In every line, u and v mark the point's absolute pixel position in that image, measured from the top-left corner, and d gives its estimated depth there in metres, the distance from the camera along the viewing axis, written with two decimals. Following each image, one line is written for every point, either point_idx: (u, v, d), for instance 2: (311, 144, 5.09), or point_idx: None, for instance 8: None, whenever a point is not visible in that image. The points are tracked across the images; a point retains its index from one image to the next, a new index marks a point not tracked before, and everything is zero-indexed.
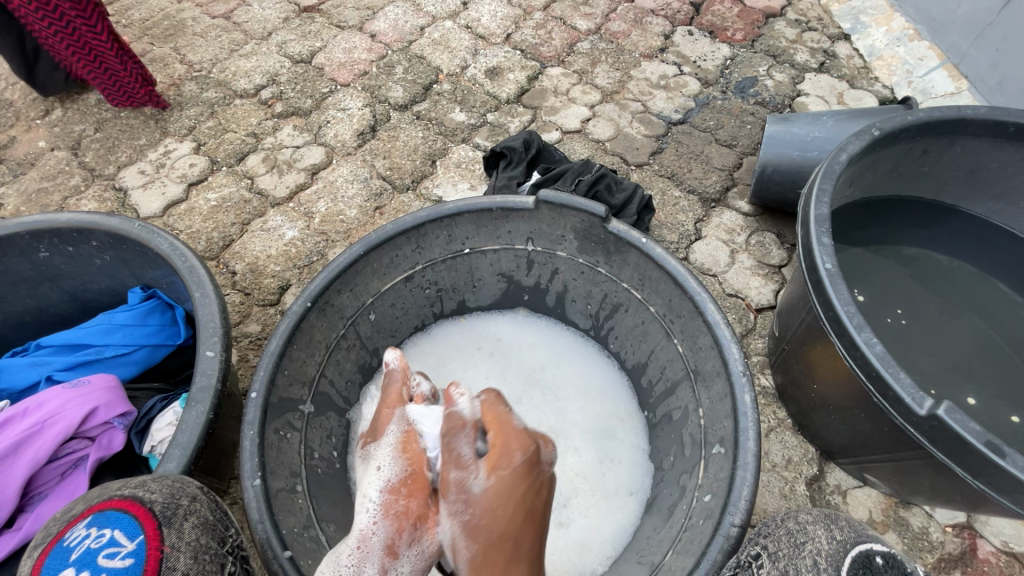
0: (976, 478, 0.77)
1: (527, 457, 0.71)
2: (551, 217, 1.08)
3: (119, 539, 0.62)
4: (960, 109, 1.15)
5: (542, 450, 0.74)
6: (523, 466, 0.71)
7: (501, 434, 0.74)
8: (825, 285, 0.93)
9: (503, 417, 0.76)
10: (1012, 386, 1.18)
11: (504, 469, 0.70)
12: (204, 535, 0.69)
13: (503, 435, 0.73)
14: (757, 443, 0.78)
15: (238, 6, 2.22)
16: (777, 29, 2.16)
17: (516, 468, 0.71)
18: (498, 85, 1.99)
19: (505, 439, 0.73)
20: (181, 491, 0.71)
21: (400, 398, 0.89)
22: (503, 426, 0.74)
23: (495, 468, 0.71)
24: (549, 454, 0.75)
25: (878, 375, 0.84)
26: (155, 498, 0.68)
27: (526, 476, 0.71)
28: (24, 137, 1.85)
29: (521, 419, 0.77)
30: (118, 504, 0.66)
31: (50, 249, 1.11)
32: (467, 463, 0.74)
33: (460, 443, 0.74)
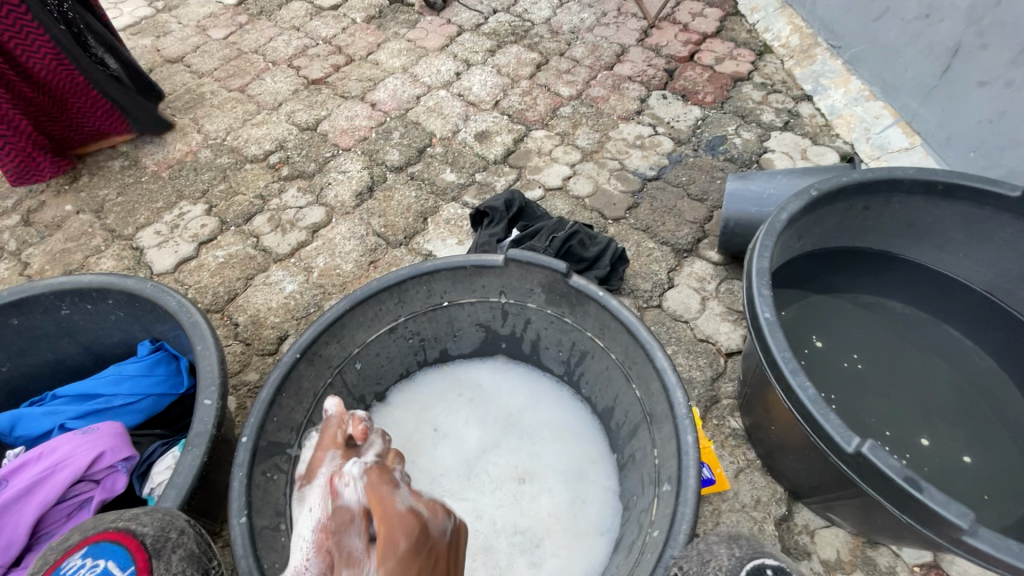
0: (904, 514, 0.84)
1: (413, 539, 0.76)
2: (520, 272, 1.20)
3: (111, 569, 0.70)
4: (892, 170, 1.27)
5: (430, 524, 0.80)
6: (409, 550, 0.75)
7: (382, 521, 0.79)
8: (764, 332, 1.02)
9: (385, 500, 0.82)
10: (965, 426, 1.27)
11: (394, 555, 0.74)
12: (190, 566, 0.77)
13: (387, 520, 0.78)
14: (697, 480, 0.85)
15: (253, 80, 2.45)
16: (744, 91, 2.33)
17: (404, 553, 0.75)
18: (486, 147, 2.16)
19: (389, 524, 0.78)
20: (170, 523, 0.80)
21: (335, 442, 0.97)
22: (385, 512, 0.79)
23: (384, 555, 0.75)
24: (442, 525, 0.82)
25: (811, 416, 0.92)
26: (147, 530, 0.77)
27: (417, 557, 0.76)
28: (52, 201, 2.03)
29: (404, 498, 0.83)
30: (113, 537, 0.74)
31: (71, 306, 1.23)
32: (381, 512, 0.80)
33: (352, 537, 0.79)
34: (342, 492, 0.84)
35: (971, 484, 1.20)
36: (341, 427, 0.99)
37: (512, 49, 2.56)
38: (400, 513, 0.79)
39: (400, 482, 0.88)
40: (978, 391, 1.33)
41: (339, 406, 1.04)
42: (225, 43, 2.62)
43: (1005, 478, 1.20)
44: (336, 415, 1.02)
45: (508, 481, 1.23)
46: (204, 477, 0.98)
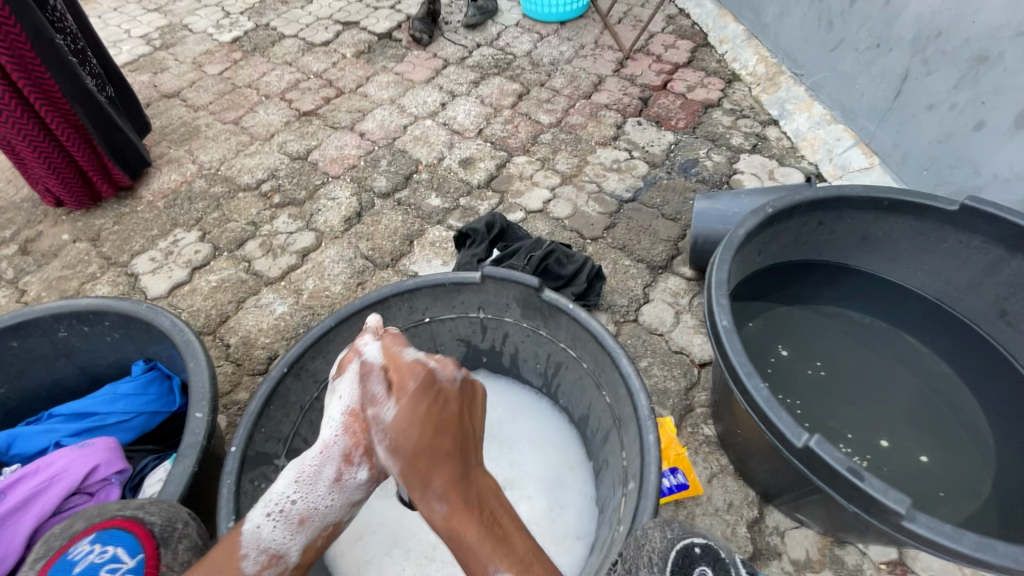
0: (851, 503, 0.89)
1: (422, 378, 0.85)
2: (496, 288, 1.27)
3: (120, 555, 0.78)
4: (842, 188, 1.36)
5: (439, 372, 0.88)
6: (418, 388, 0.84)
7: (396, 370, 0.87)
8: (722, 339, 1.09)
9: (398, 355, 0.90)
10: (922, 427, 1.34)
11: (406, 391, 0.84)
12: (194, 555, 0.86)
13: (399, 367, 0.87)
14: (657, 476, 0.91)
15: (247, 113, 2.56)
16: (714, 117, 2.46)
17: (414, 390, 0.84)
18: (470, 173, 2.26)
19: (402, 370, 0.86)
20: (176, 515, 0.88)
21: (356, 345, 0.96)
22: (397, 362, 0.87)
23: (398, 393, 0.84)
24: (450, 372, 0.89)
25: (764, 414, 0.98)
26: (155, 519, 0.85)
27: (426, 394, 0.84)
28: (50, 231, 2.09)
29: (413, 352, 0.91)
30: (121, 523, 0.83)
31: (68, 328, 1.29)
32: (394, 363, 0.88)
33: (373, 382, 0.87)
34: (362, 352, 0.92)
35: (929, 482, 1.26)
36: (376, 330, 0.99)
37: (494, 81, 2.69)
38: (411, 361, 0.88)
39: (414, 344, 0.95)
40: (936, 394, 1.40)
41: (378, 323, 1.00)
42: (220, 78, 2.75)
43: (962, 475, 1.27)
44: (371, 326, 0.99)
45: None
46: (193, 488, 1.03)
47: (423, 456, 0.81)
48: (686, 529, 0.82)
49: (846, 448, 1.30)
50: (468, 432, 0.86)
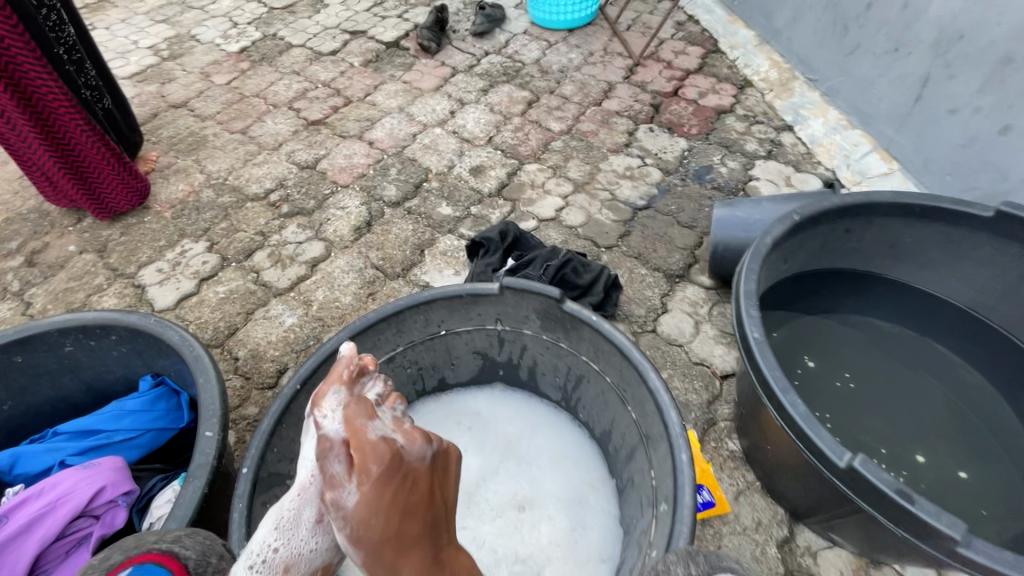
0: (899, 527, 0.84)
1: (386, 465, 0.78)
2: (515, 299, 1.22)
3: None
4: (870, 195, 1.32)
5: (405, 452, 0.80)
6: (382, 476, 0.77)
7: (358, 451, 0.78)
8: (754, 352, 1.05)
9: (360, 429, 0.80)
10: (959, 442, 1.28)
11: (369, 478, 0.77)
12: None
13: (362, 448, 0.78)
14: (692, 499, 0.86)
15: (255, 122, 2.54)
16: (728, 123, 2.43)
17: (377, 478, 0.77)
18: (481, 181, 2.23)
19: (365, 452, 0.78)
20: (209, 549, 0.84)
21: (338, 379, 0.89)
22: (359, 442, 0.78)
23: (360, 479, 0.77)
24: (418, 450, 0.82)
25: (802, 433, 0.93)
26: (188, 554, 0.80)
27: (389, 481, 0.78)
28: (57, 242, 2.07)
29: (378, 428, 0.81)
30: (156, 559, 0.77)
31: (75, 343, 1.25)
32: (356, 442, 0.79)
33: (333, 463, 0.79)
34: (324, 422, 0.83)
35: (969, 501, 1.20)
36: (351, 368, 0.90)
37: (503, 88, 2.67)
38: (375, 443, 0.79)
39: (379, 409, 0.85)
40: (970, 406, 1.35)
41: (352, 350, 0.92)
42: (228, 88, 2.73)
43: (1003, 492, 1.21)
44: (347, 359, 0.91)
45: (508, 509, 1.23)
46: (204, 510, 0.98)
47: (388, 544, 0.78)
48: (714, 565, 0.75)
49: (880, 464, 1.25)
50: (436, 511, 0.83)
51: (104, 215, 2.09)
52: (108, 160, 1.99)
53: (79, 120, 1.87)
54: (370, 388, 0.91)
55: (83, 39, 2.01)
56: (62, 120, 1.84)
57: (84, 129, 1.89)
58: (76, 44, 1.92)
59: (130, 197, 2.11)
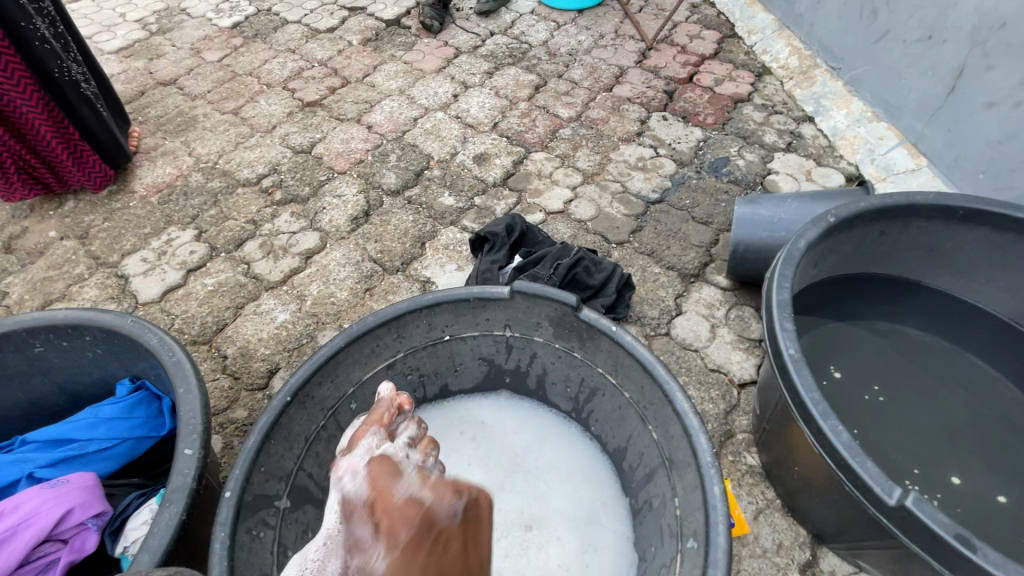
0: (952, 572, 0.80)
1: (415, 526, 0.69)
2: (526, 305, 1.14)
3: None
4: (910, 196, 1.23)
5: (435, 510, 0.72)
6: (412, 540, 0.68)
7: (386, 513, 0.70)
8: (790, 370, 0.97)
9: (387, 492, 0.72)
10: (997, 463, 1.21)
11: (397, 542, 0.67)
12: None
13: (390, 511, 0.70)
14: (727, 539, 0.80)
15: (247, 102, 2.40)
16: (745, 112, 2.31)
17: (406, 543, 0.67)
18: (485, 170, 2.11)
19: (393, 515, 0.70)
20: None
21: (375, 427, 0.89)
22: (386, 503, 0.70)
23: (388, 542, 0.67)
24: (450, 505, 0.73)
25: (846, 464, 0.87)
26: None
27: (421, 543, 0.68)
28: (36, 227, 1.95)
29: (408, 487, 0.73)
30: None
31: (45, 343, 1.15)
32: (382, 505, 0.71)
33: (358, 526, 0.70)
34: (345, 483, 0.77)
35: (1010, 528, 1.12)
36: (392, 411, 0.92)
37: (509, 71, 2.53)
38: (403, 503, 0.71)
39: (405, 467, 0.78)
40: (1009, 424, 1.27)
41: (391, 391, 0.97)
42: (219, 65, 2.59)
43: None
44: (387, 399, 0.95)
45: (514, 529, 1.13)
46: (182, 537, 0.89)
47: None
48: None
49: (914, 486, 1.17)
50: (473, 569, 0.72)
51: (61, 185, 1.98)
52: (68, 138, 1.87)
53: (33, 96, 1.76)
54: (402, 429, 0.90)
55: (58, 12, 1.85)
56: (12, 98, 1.72)
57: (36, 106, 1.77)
58: (56, 18, 1.81)
59: (93, 177, 1.98)
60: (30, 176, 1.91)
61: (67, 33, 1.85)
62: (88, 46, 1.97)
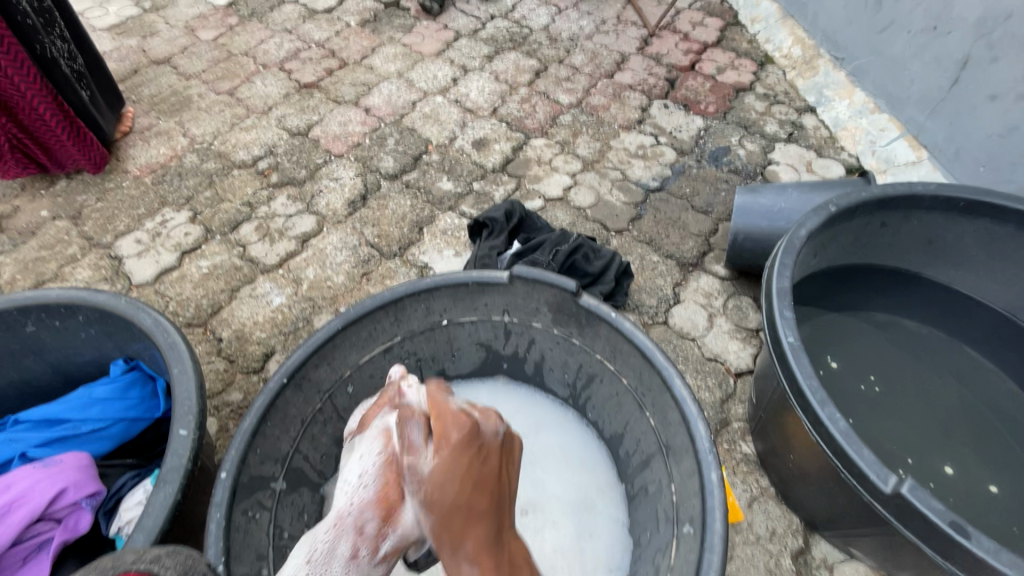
0: (944, 558, 0.81)
1: (465, 432, 0.80)
2: (526, 290, 1.14)
3: None
4: (912, 186, 1.23)
5: (483, 424, 0.84)
6: (462, 440, 0.79)
7: (439, 419, 0.82)
8: (789, 358, 0.97)
9: (442, 402, 0.86)
10: (989, 454, 1.22)
11: (448, 441, 0.79)
12: None
13: (443, 415, 0.83)
14: (723, 524, 0.81)
15: (243, 83, 2.36)
16: (747, 102, 2.29)
17: (456, 442, 0.79)
18: (485, 155, 2.09)
19: (445, 420, 0.82)
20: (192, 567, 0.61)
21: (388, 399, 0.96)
22: (441, 408, 0.84)
23: (439, 444, 0.79)
24: (494, 426, 0.85)
25: (843, 451, 0.88)
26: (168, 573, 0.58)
27: (470, 445, 0.79)
28: (27, 206, 1.92)
29: (458, 404, 0.87)
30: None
31: (37, 323, 1.14)
32: (437, 410, 0.84)
33: (412, 430, 0.82)
34: (401, 405, 0.91)
35: (1001, 518, 1.14)
36: (396, 385, 1.00)
37: (510, 56, 2.50)
38: (456, 411, 0.84)
39: (456, 397, 0.93)
40: (1002, 416, 1.28)
41: (403, 371, 1.06)
42: (214, 44, 2.54)
43: None
44: (398, 377, 1.03)
45: None
46: (178, 518, 0.89)
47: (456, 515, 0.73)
48: None
49: (907, 475, 1.18)
50: (501, 492, 0.78)
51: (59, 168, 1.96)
52: (62, 118, 1.84)
53: (30, 73, 1.72)
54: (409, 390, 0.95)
55: None
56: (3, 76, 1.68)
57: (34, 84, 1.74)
58: None
59: (92, 158, 1.96)
60: (23, 155, 1.88)
61: (54, 9, 1.79)
62: (77, 21, 1.91)
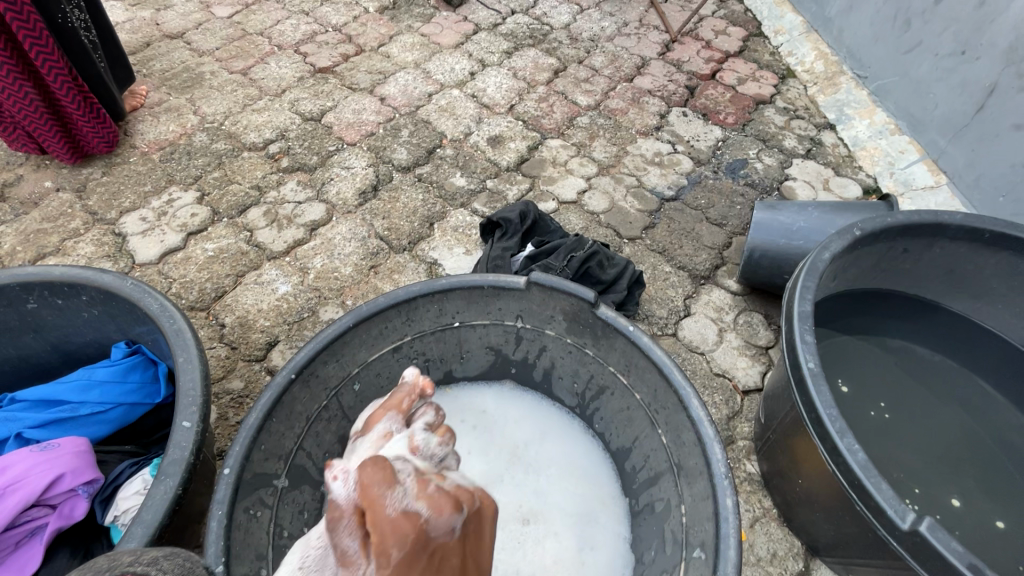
0: None
1: (407, 547, 0.64)
2: (542, 297, 1.12)
3: None
4: (938, 214, 1.21)
5: (430, 526, 0.67)
6: (404, 561, 0.63)
7: (375, 529, 0.65)
8: (808, 384, 0.99)
9: (377, 503, 0.66)
10: (997, 488, 1.21)
11: (389, 562, 0.64)
12: None
13: (380, 525, 0.65)
14: (737, 553, 0.81)
15: (257, 63, 2.32)
16: (766, 115, 2.26)
17: (398, 563, 0.63)
18: (499, 153, 2.06)
19: (382, 531, 0.65)
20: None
21: (400, 408, 0.90)
22: (375, 519, 0.65)
23: (379, 562, 0.64)
24: (447, 522, 0.68)
25: (860, 484, 0.90)
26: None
27: (414, 563, 0.65)
28: (31, 176, 1.88)
29: (400, 498, 0.68)
30: None
31: (39, 300, 1.11)
32: (372, 518, 0.66)
33: (345, 537, 0.67)
34: (333, 485, 0.71)
35: (1006, 555, 1.12)
36: (413, 394, 0.92)
37: (529, 53, 2.46)
38: (395, 518, 0.65)
39: (400, 470, 0.71)
40: (1012, 453, 1.26)
41: (415, 376, 0.96)
42: (229, 22, 2.49)
43: None
44: (409, 384, 0.95)
45: (511, 522, 1.11)
46: (178, 511, 0.87)
47: None
48: None
49: (915, 505, 1.16)
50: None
51: (69, 157, 1.87)
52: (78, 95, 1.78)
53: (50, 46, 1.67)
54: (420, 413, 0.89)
55: None
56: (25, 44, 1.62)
57: (53, 59, 1.68)
58: None
59: (105, 139, 1.91)
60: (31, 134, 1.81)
61: None
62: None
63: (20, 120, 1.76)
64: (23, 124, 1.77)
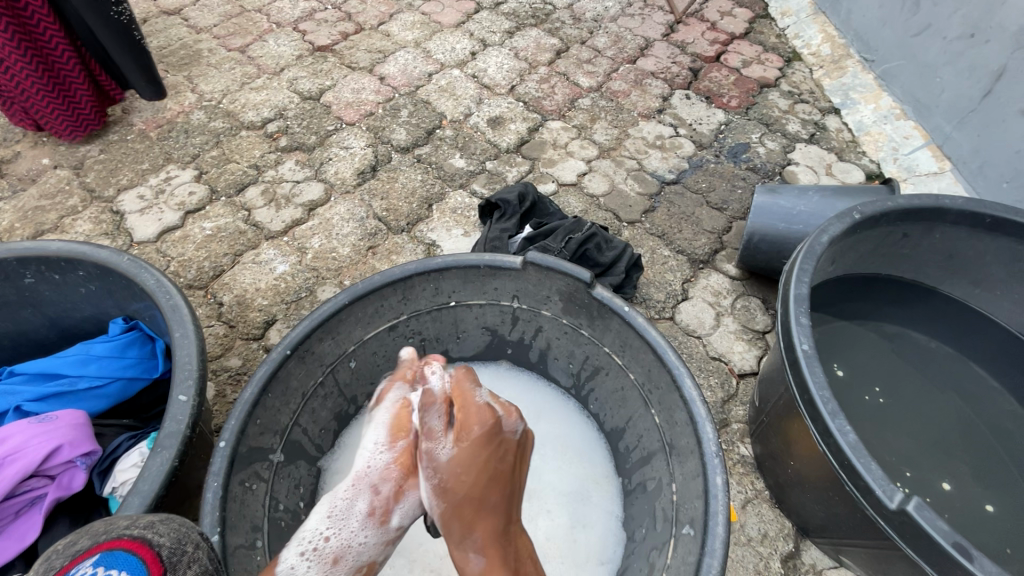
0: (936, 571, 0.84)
1: (487, 427, 0.81)
2: (538, 277, 1.12)
3: None
4: (939, 198, 1.20)
5: (503, 422, 0.84)
6: (483, 435, 0.80)
7: (462, 410, 0.83)
8: (801, 366, 0.99)
9: (467, 393, 0.85)
10: (986, 472, 1.21)
11: (467, 436, 0.80)
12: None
13: (467, 407, 0.83)
14: (725, 529, 0.82)
15: (255, 41, 2.29)
16: (771, 98, 2.22)
17: (476, 437, 0.80)
18: (499, 134, 2.04)
19: (467, 411, 0.83)
20: (187, 536, 0.58)
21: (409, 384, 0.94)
22: (465, 402, 0.84)
23: (459, 436, 0.80)
24: (513, 422, 0.85)
25: (850, 464, 0.90)
26: (163, 541, 0.55)
27: (487, 443, 0.80)
28: (28, 153, 1.87)
29: (484, 395, 0.87)
30: (128, 545, 0.52)
31: (37, 275, 1.11)
32: (462, 402, 0.84)
33: (431, 415, 0.83)
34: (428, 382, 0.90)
35: (995, 537, 1.13)
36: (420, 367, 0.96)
37: (531, 33, 2.42)
38: (480, 406, 0.84)
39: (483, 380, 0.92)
40: (1003, 437, 1.27)
41: (413, 355, 1.01)
42: None
43: None
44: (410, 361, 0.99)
45: None
46: (175, 482, 0.88)
47: (468, 505, 0.77)
48: None
49: (905, 488, 1.17)
50: (516, 483, 0.82)
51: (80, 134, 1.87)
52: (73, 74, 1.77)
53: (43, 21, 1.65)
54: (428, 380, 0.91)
55: None
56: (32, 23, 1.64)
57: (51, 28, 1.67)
58: None
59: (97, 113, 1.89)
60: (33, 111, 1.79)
61: None
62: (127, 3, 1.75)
63: (24, 99, 1.75)
64: (22, 101, 1.76)
